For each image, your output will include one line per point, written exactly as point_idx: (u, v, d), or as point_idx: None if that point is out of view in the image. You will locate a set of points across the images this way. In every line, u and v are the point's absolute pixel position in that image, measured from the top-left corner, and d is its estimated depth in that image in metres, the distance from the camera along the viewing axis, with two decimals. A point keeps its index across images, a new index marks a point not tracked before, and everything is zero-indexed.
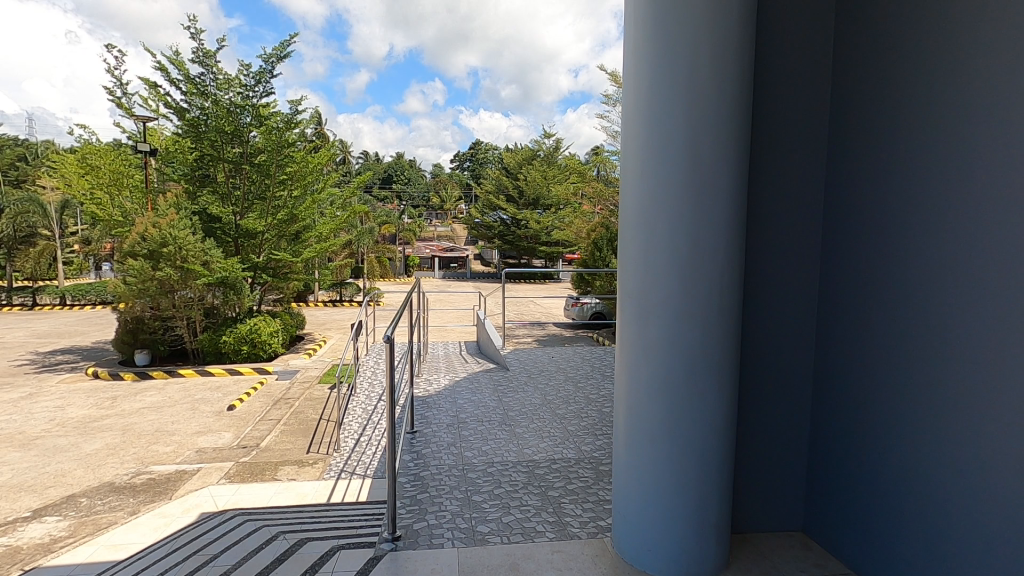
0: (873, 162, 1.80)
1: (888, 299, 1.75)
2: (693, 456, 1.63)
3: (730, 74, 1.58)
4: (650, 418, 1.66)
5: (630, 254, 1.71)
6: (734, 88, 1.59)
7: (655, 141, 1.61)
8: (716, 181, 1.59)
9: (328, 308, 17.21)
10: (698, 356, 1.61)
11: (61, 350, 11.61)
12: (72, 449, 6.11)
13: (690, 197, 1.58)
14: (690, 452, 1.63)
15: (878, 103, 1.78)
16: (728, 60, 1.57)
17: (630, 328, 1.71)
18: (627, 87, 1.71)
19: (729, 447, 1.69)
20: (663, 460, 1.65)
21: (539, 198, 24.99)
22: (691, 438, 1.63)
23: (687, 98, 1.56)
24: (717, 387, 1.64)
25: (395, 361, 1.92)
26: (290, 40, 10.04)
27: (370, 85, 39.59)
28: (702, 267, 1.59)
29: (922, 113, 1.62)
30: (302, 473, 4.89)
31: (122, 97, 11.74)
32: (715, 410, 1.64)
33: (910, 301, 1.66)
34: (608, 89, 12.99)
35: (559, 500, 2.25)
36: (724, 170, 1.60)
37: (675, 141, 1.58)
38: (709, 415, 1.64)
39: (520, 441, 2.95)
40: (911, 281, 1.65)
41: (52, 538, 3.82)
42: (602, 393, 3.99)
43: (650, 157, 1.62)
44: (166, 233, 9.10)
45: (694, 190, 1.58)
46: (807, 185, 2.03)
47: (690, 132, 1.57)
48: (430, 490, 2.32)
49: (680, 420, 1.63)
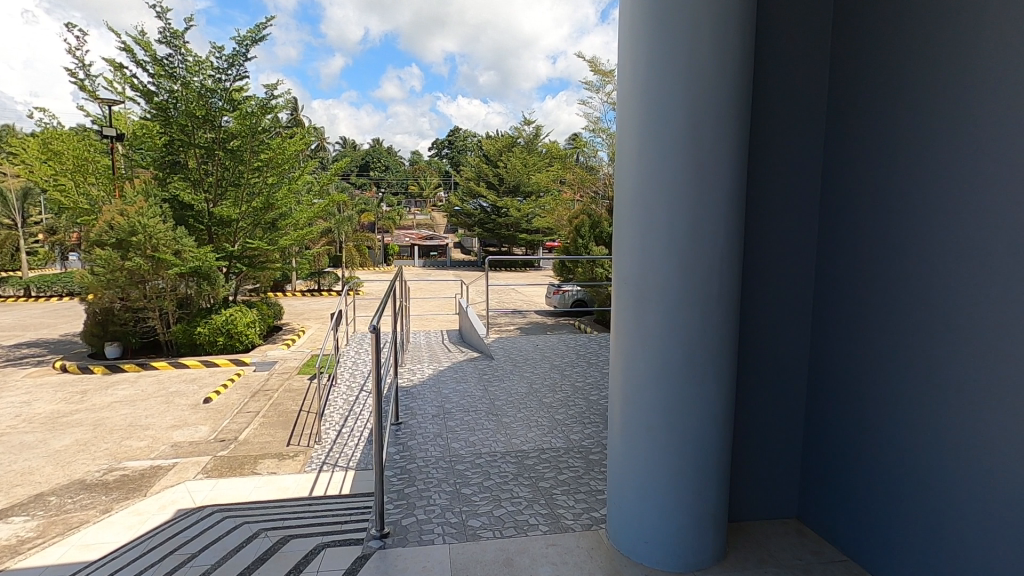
0: (870, 147, 1.77)
1: (883, 284, 1.72)
2: (693, 444, 1.60)
3: (730, 54, 1.52)
4: (647, 408, 1.62)
5: (625, 239, 1.66)
6: (734, 68, 1.54)
7: (654, 122, 1.54)
8: (716, 164, 1.54)
9: (306, 297, 16.97)
10: (696, 344, 1.57)
11: (26, 343, 11.24)
12: (40, 446, 5.90)
13: (689, 183, 1.52)
14: (687, 441, 1.59)
15: (876, 82, 1.75)
16: (729, 38, 1.51)
17: (627, 315, 1.66)
18: (621, 66, 1.65)
19: (729, 437, 1.66)
20: (661, 450, 1.61)
21: (519, 185, 24.87)
22: (690, 427, 1.59)
23: (685, 77, 1.50)
24: (718, 374, 1.60)
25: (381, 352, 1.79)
26: (264, 23, 9.72)
27: (347, 71, 38.81)
28: (701, 253, 1.55)
29: (919, 96, 1.58)
30: (283, 466, 4.79)
31: (85, 80, 11.26)
32: (715, 400, 1.61)
33: (909, 285, 1.62)
34: (588, 76, 12.87)
35: (550, 492, 2.20)
36: (725, 152, 1.55)
37: (673, 123, 1.52)
38: (707, 403, 1.60)
39: (507, 432, 2.90)
40: (911, 266, 1.62)
41: (20, 539, 3.66)
42: (588, 380, 3.97)
43: (648, 138, 1.56)
44: (135, 220, 8.78)
45: (694, 174, 1.52)
46: (803, 168, 1.99)
47: (690, 109, 1.50)
48: (417, 483, 2.26)
49: (681, 407, 1.59)
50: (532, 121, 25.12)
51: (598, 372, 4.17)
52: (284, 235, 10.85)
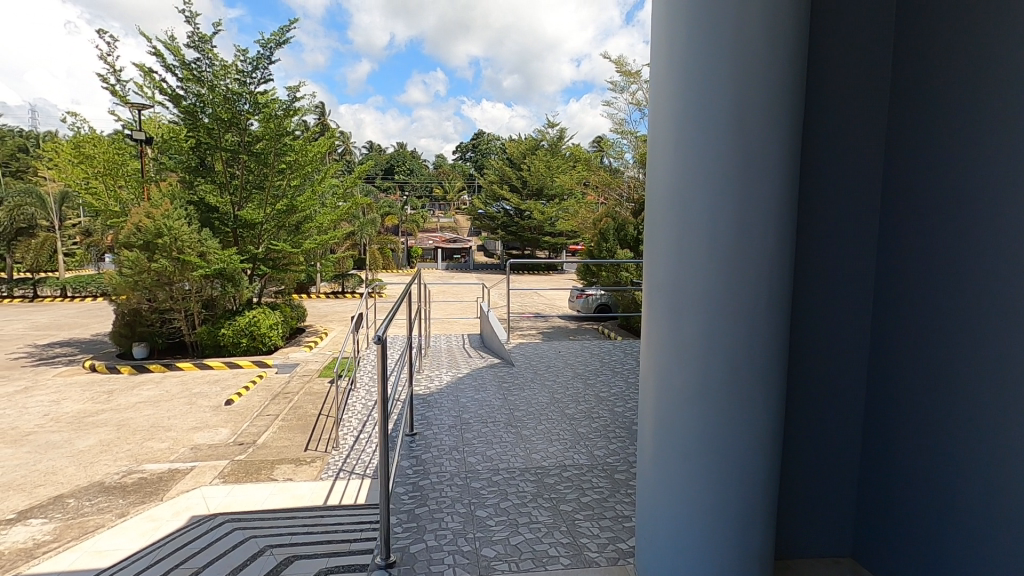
0: (942, 135, 1.53)
1: (958, 295, 1.48)
2: (737, 474, 1.41)
3: (785, 25, 1.31)
4: (680, 436, 1.45)
5: (660, 239, 1.48)
6: (789, 46, 1.32)
7: (693, 106, 1.35)
8: (766, 154, 1.33)
9: (329, 299, 17.13)
10: (737, 369, 1.38)
11: (59, 342, 11.51)
12: (65, 445, 5.96)
13: (735, 174, 1.33)
14: (728, 470, 1.41)
15: (951, 59, 1.50)
16: (783, 9, 1.30)
17: (661, 325, 1.48)
18: (656, 46, 1.46)
19: (774, 471, 1.47)
20: (699, 478, 1.43)
21: (543, 188, 24.76)
22: (727, 462, 1.41)
23: (731, 53, 1.30)
24: (762, 403, 1.40)
25: (388, 364, 1.63)
26: (289, 26, 9.78)
27: (373, 77, 39.33)
28: (744, 263, 1.35)
29: (1003, 77, 1.34)
30: (299, 472, 4.71)
31: (116, 85, 11.51)
32: (757, 431, 1.41)
33: (990, 295, 1.38)
34: (613, 76, 12.70)
35: (572, 517, 2.03)
36: (778, 139, 1.34)
37: (714, 107, 1.33)
38: (748, 435, 1.41)
39: (527, 446, 2.73)
40: (992, 276, 1.38)
41: (36, 542, 3.64)
42: (613, 391, 3.78)
43: (688, 124, 1.37)
44: (161, 223, 8.89)
45: (741, 163, 1.33)
46: (862, 167, 1.75)
47: (736, 90, 1.31)
48: (429, 504, 2.11)
49: (717, 439, 1.40)
50: (556, 124, 25.03)
51: (624, 382, 3.98)
52: (308, 239, 10.91)
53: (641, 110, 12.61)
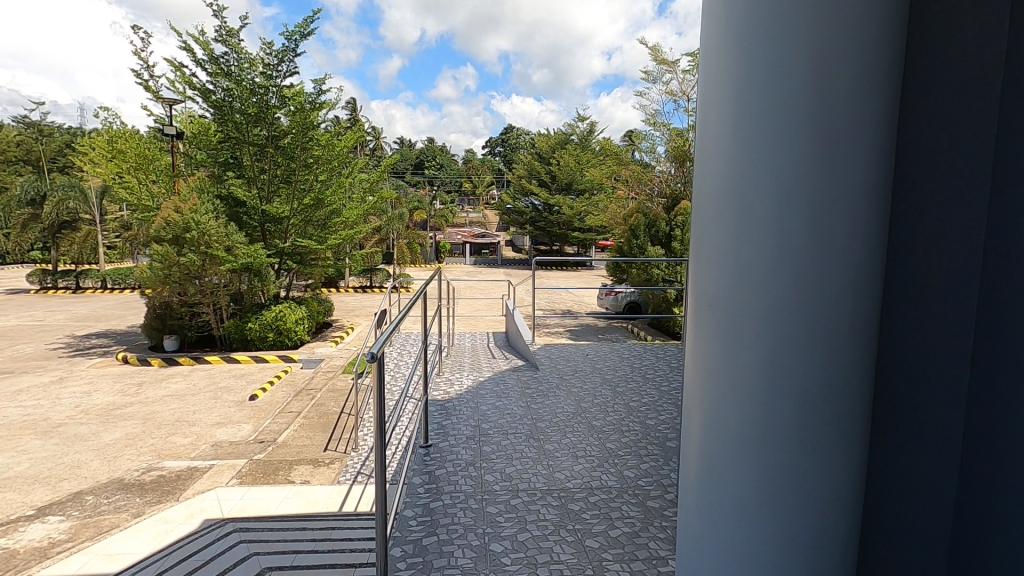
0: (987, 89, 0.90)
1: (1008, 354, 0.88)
2: (803, 546, 1.08)
3: None
4: (725, 493, 1.14)
5: (710, 240, 1.17)
6: None
7: (754, 66, 1.03)
8: (854, 129, 0.98)
9: (357, 294, 17.22)
10: (804, 423, 1.05)
11: (96, 334, 11.80)
12: (92, 438, 6.01)
13: (808, 153, 0.98)
14: (789, 539, 1.08)
15: None
16: None
17: (709, 349, 1.17)
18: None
19: (852, 555, 1.13)
20: (752, 546, 1.11)
21: (572, 182, 24.44)
22: (787, 541, 1.08)
23: None
24: (841, 467, 1.07)
25: (385, 384, 1.45)
26: (314, 16, 9.73)
27: (403, 73, 39.54)
28: (818, 282, 1.01)
29: None
30: (317, 474, 4.59)
31: (150, 81, 11.71)
32: (828, 502, 1.08)
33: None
34: (646, 66, 12.33)
35: (599, 556, 1.79)
36: (869, 108, 0.99)
37: (779, 66, 0.99)
38: (815, 500, 1.08)
39: (550, 463, 2.50)
40: None
41: (51, 541, 3.60)
42: (644, 400, 3.50)
43: (745, 93, 1.05)
44: (189, 217, 8.97)
45: (814, 139, 0.98)
46: (965, 98, 0.93)
47: (810, 38, 0.96)
48: (439, 533, 1.91)
49: (772, 507, 1.08)
50: (586, 117, 24.68)
51: (656, 390, 3.70)
52: (334, 234, 10.91)
53: (676, 101, 12.25)
